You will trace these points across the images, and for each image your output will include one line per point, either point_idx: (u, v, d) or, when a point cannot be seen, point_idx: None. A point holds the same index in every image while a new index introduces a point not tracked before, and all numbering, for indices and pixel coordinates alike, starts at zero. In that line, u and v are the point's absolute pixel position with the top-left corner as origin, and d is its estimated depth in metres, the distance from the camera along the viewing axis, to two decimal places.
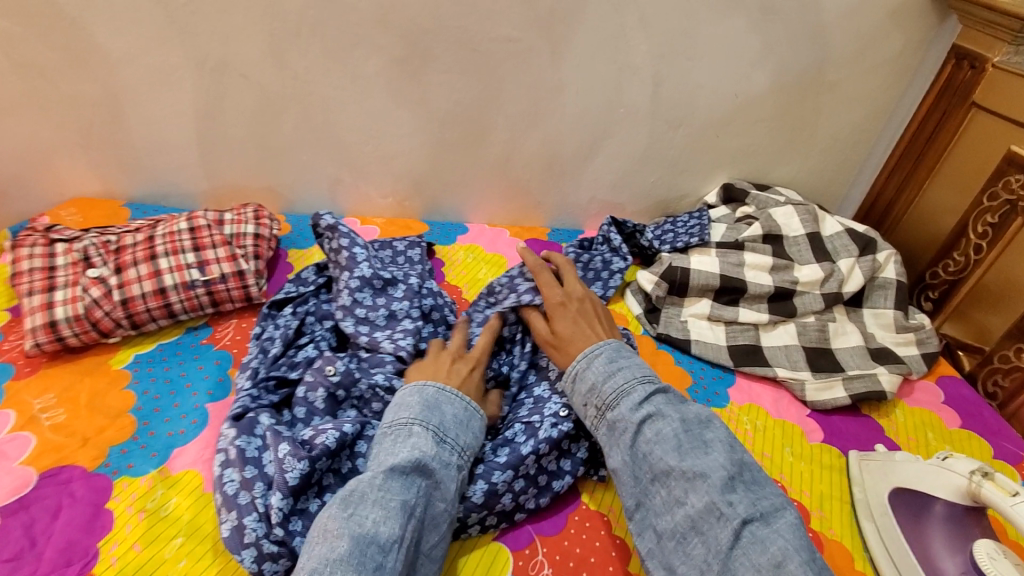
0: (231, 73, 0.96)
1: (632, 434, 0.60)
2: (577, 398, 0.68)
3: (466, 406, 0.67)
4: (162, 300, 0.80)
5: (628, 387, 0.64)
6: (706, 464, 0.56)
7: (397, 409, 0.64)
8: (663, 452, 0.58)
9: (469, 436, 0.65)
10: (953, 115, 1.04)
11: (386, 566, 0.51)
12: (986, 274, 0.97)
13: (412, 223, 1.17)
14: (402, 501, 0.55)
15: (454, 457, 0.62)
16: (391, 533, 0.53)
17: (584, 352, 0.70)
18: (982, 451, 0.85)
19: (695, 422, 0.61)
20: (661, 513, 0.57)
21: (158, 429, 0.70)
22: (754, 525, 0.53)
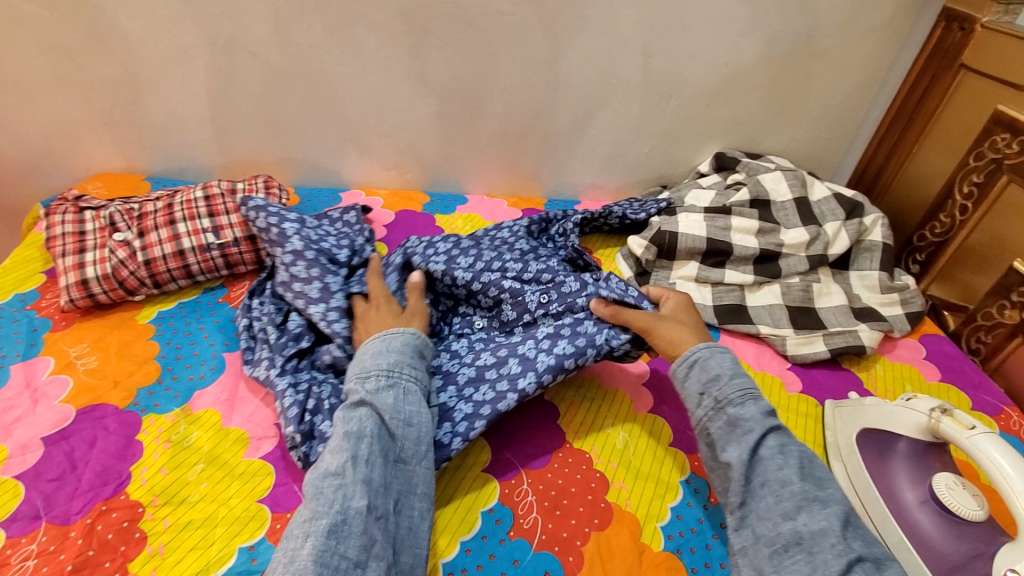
0: (240, 51, 1.02)
1: (760, 434, 0.62)
2: (694, 383, 0.69)
3: (381, 339, 0.72)
4: (181, 261, 0.87)
5: (754, 392, 0.67)
6: (826, 493, 0.58)
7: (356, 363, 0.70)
8: (782, 465, 0.60)
9: (395, 356, 0.70)
10: (943, 78, 1.05)
11: (346, 483, 0.57)
12: (971, 234, 0.99)
13: (414, 194, 1.22)
14: (344, 433, 0.61)
15: (384, 379, 0.67)
16: (340, 459, 0.59)
17: (708, 346, 0.73)
18: (960, 402, 0.88)
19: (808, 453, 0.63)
20: (764, 518, 0.58)
21: (179, 374, 0.78)
22: (866, 563, 0.54)
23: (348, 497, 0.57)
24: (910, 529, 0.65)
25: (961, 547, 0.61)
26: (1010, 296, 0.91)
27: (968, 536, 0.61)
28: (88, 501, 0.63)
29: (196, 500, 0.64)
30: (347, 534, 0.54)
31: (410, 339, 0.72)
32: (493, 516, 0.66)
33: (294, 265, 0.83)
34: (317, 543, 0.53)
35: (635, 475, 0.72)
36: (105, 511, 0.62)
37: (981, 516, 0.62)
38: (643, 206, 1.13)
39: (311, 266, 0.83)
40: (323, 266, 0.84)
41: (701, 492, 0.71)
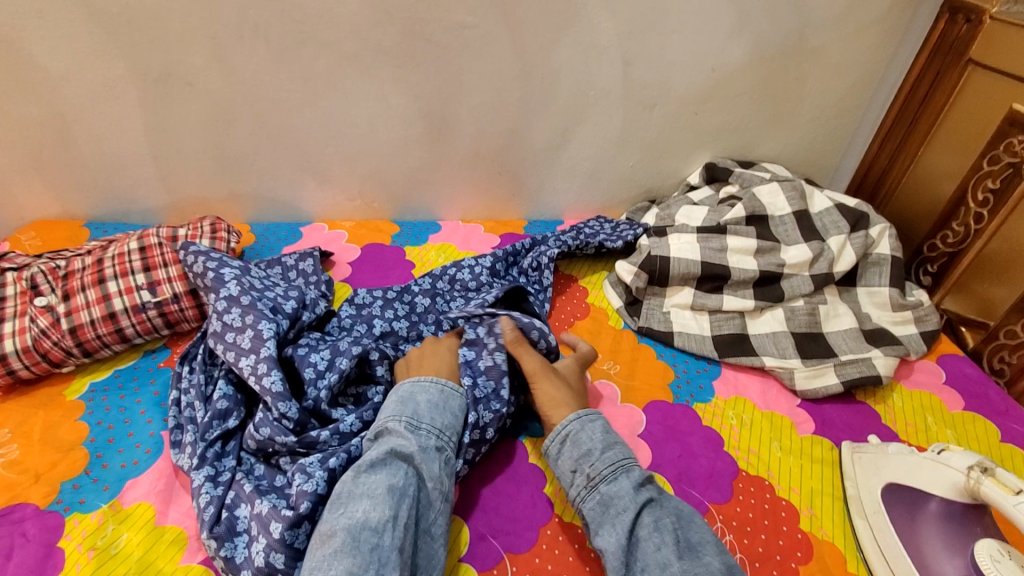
0: (177, 81, 0.93)
1: (632, 514, 0.57)
2: (566, 462, 0.65)
3: (441, 389, 0.68)
4: (112, 325, 0.77)
5: (627, 463, 0.63)
6: (704, 567, 0.53)
7: (407, 400, 0.66)
8: (659, 546, 0.55)
9: (448, 415, 0.66)
10: (948, 75, 0.97)
11: (383, 545, 0.52)
12: (988, 244, 0.91)
13: (382, 225, 1.13)
14: (389, 485, 0.57)
15: (434, 438, 0.63)
16: (382, 515, 0.54)
17: (577, 414, 0.68)
18: (987, 435, 0.80)
19: (681, 519, 0.58)
20: None
21: (111, 461, 0.68)
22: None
23: (382, 564, 0.51)
24: None
25: None
26: None
27: None
28: None
29: None
30: None
31: (465, 408, 0.69)
32: None
33: (228, 315, 0.73)
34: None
35: None
36: None
37: None
38: (620, 230, 1.06)
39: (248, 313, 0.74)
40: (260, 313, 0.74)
41: None
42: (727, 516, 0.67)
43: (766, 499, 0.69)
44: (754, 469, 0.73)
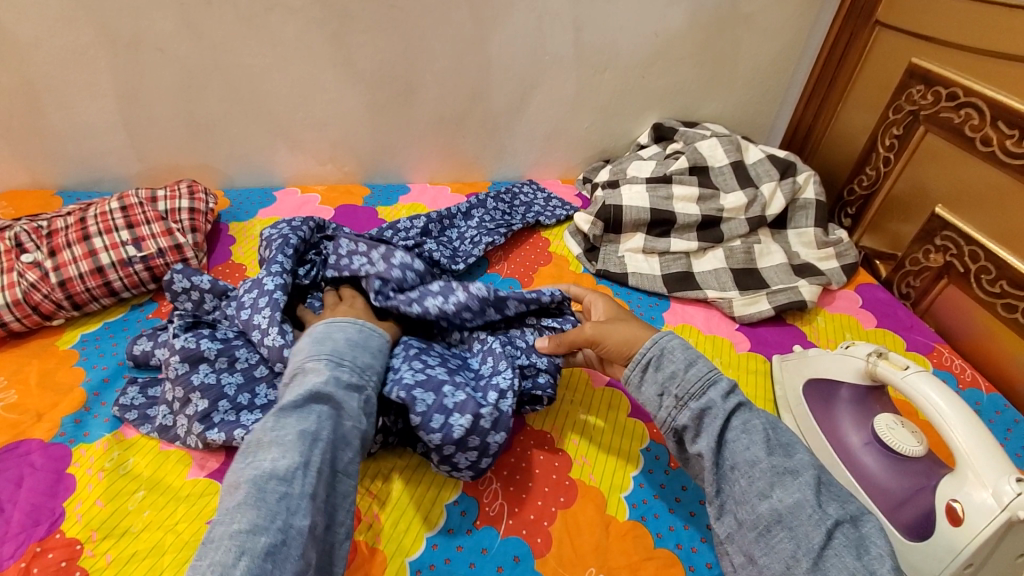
0: (146, 48, 0.96)
1: (722, 421, 0.56)
2: (651, 385, 0.61)
3: (361, 329, 0.66)
4: (101, 278, 0.82)
5: (714, 374, 0.59)
6: (795, 463, 0.54)
7: (323, 341, 0.62)
8: (748, 445, 0.55)
9: (365, 358, 0.63)
10: (861, 36, 1.09)
11: (294, 494, 0.48)
12: (895, 184, 1.04)
13: (353, 187, 1.18)
14: (300, 431, 0.52)
15: (356, 378, 0.60)
16: (292, 463, 0.50)
17: (655, 335, 0.64)
18: (895, 345, 0.93)
19: (772, 420, 0.58)
20: (743, 502, 0.53)
21: (110, 399, 0.73)
22: (845, 526, 0.50)
23: (292, 512, 0.47)
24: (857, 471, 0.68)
25: (906, 483, 0.63)
26: (934, 240, 0.96)
27: (910, 471, 0.64)
28: (20, 544, 0.58)
29: (137, 531, 0.60)
30: (286, 556, 0.45)
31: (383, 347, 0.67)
32: (459, 508, 0.65)
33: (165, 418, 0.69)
34: (251, 565, 0.43)
35: (597, 449, 0.73)
36: (39, 553, 0.58)
37: (921, 452, 0.64)
38: (553, 206, 1.15)
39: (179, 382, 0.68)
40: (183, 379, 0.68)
41: (661, 458, 0.72)
42: None
43: None
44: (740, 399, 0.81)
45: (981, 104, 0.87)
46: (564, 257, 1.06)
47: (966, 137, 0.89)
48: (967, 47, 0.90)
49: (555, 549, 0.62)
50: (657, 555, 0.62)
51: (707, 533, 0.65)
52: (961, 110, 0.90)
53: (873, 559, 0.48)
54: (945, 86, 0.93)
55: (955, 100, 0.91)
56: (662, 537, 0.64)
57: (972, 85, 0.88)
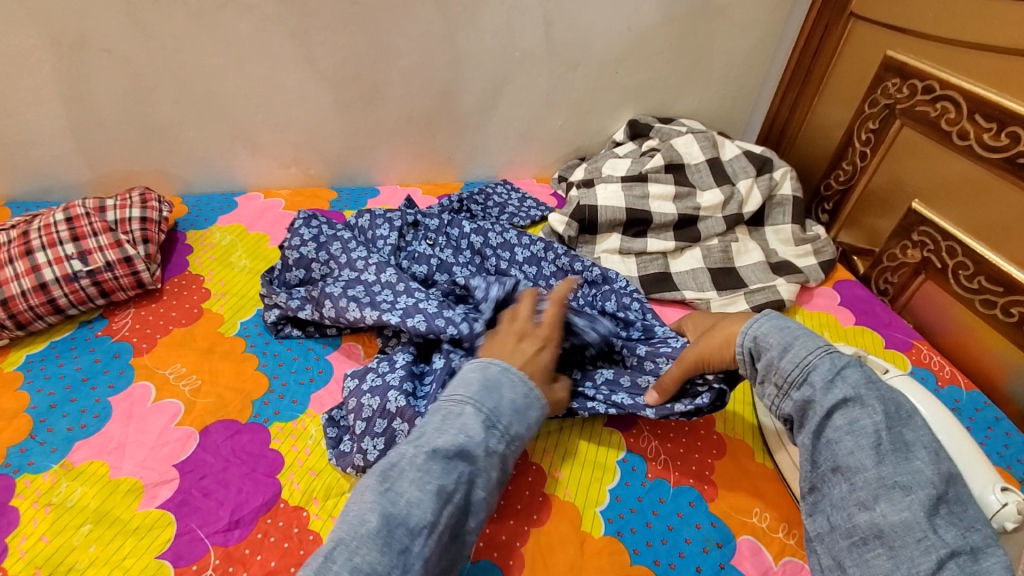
0: (91, 48, 0.90)
1: (818, 419, 0.55)
2: (754, 368, 0.60)
3: (528, 391, 0.55)
4: (45, 295, 0.77)
5: (813, 360, 0.56)
6: (912, 477, 0.50)
7: (490, 388, 0.54)
8: (853, 449, 0.52)
9: (526, 427, 0.54)
10: (835, 29, 1.08)
11: (413, 552, 0.44)
12: (871, 179, 1.02)
13: (320, 191, 1.14)
14: (439, 486, 0.47)
15: (502, 447, 0.51)
16: (422, 518, 0.46)
17: (752, 316, 0.62)
18: (874, 342, 0.91)
19: (896, 416, 0.54)
20: (839, 506, 0.53)
21: (56, 425, 0.68)
22: (961, 557, 0.47)
23: (405, 575, 0.43)
24: None
25: None
26: (912, 236, 0.95)
27: None
28: None
29: (84, 567, 0.56)
30: None
31: (540, 421, 0.56)
32: None
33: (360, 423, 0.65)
34: None
35: (572, 462, 0.70)
36: None
37: None
38: (527, 207, 1.10)
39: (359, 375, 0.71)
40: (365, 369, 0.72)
41: (638, 469, 0.70)
42: (654, 424, 0.75)
43: None
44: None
45: (958, 96, 0.85)
46: None
47: (944, 130, 0.88)
48: (942, 39, 0.88)
49: (527, 570, 0.60)
50: (633, 572, 0.60)
51: (686, 547, 0.63)
52: (937, 103, 0.89)
53: None
54: (920, 79, 0.91)
55: (931, 93, 0.90)
56: (639, 552, 0.62)
57: (949, 77, 0.87)
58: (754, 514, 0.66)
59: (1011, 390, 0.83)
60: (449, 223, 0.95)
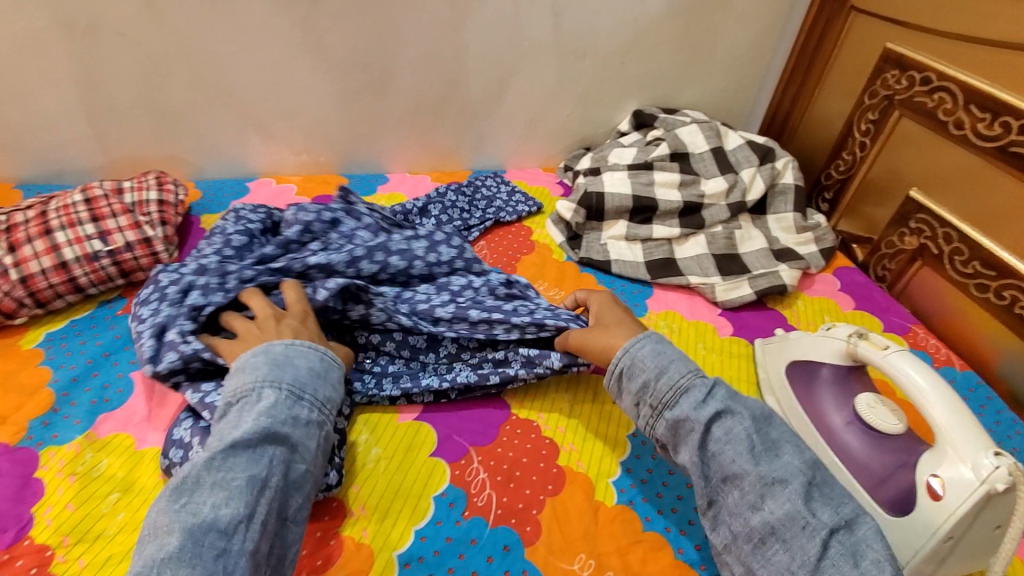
0: (106, 32, 0.92)
1: (700, 434, 0.56)
2: (629, 396, 0.63)
3: (322, 358, 0.64)
4: (65, 274, 0.78)
5: (686, 384, 0.60)
6: (784, 470, 0.54)
7: (279, 367, 0.60)
8: (733, 457, 0.55)
9: (329, 388, 0.62)
10: (836, 22, 1.10)
11: (231, 551, 0.47)
12: (871, 168, 1.05)
13: (330, 178, 1.15)
14: (248, 476, 0.51)
15: (313, 414, 0.59)
16: (235, 515, 0.49)
17: (628, 342, 0.66)
18: (873, 326, 0.94)
19: (762, 418, 0.59)
20: (736, 514, 0.54)
21: (79, 399, 0.70)
22: (840, 535, 0.51)
23: (228, 572, 0.46)
24: (839, 449, 0.68)
25: (888, 460, 0.64)
26: (909, 223, 0.97)
27: (891, 449, 0.65)
28: None
29: (113, 534, 0.58)
30: None
31: (343, 379, 0.65)
32: (446, 500, 0.64)
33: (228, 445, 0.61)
34: None
35: (584, 436, 0.72)
36: (6, 562, 0.55)
37: (899, 430, 0.65)
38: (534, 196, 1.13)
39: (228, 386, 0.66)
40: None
41: (648, 443, 0.72)
42: None
43: None
44: None
45: (953, 87, 0.88)
46: (547, 246, 1.04)
47: (940, 120, 0.91)
48: (940, 32, 0.91)
49: (545, 537, 0.62)
50: (646, 538, 0.63)
51: (695, 515, 0.65)
52: (934, 94, 0.91)
53: (871, 564, 0.49)
54: (919, 71, 0.94)
55: (928, 84, 0.92)
56: (650, 520, 0.64)
57: (945, 69, 0.89)
58: None
59: (1003, 370, 0.86)
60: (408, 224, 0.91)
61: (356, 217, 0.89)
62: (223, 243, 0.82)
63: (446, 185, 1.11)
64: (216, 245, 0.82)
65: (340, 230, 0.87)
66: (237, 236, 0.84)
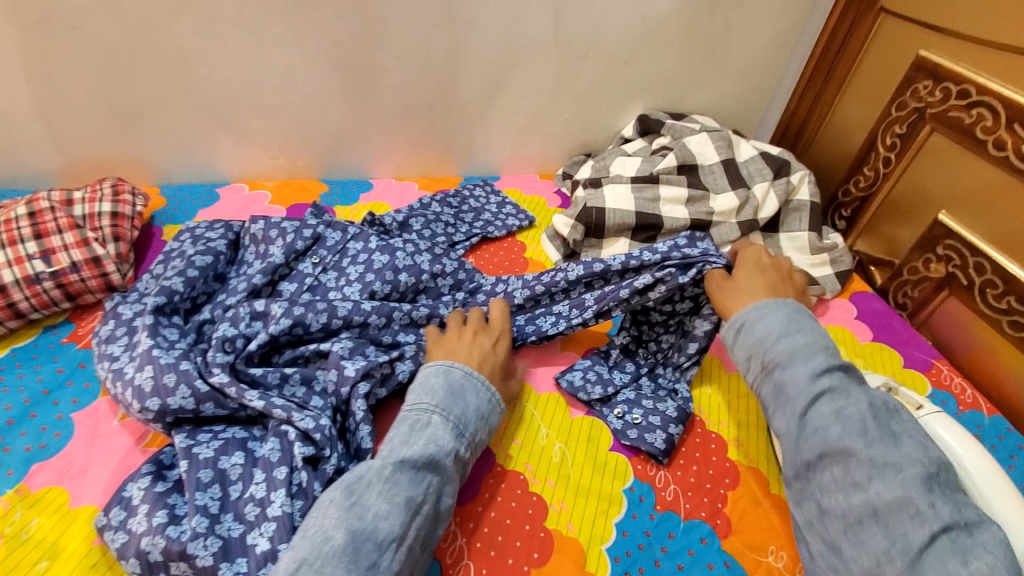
0: (57, 25, 0.82)
1: (804, 403, 0.54)
2: (741, 348, 0.62)
3: (489, 397, 0.63)
4: (2, 299, 0.70)
5: (806, 352, 0.57)
6: (901, 456, 0.49)
7: (453, 397, 0.60)
8: (838, 430, 0.51)
9: (485, 433, 0.61)
10: (862, 24, 1.01)
11: (381, 567, 0.48)
12: (895, 186, 0.97)
13: (309, 183, 1.07)
14: (410, 497, 0.51)
15: (466, 453, 0.58)
16: (390, 531, 0.49)
17: (754, 305, 0.64)
18: (893, 361, 0.87)
19: (883, 406, 0.53)
20: (831, 491, 0.50)
21: (12, 445, 0.62)
22: (955, 531, 0.44)
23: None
24: None
25: None
26: (936, 250, 0.89)
27: None
28: None
29: None
30: None
31: (498, 426, 0.64)
32: None
33: (175, 530, 0.51)
34: None
35: (576, 493, 0.65)
36: None
37: None
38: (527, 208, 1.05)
39: (224, 445, 0.59)
40: (238, 439, 0.60)
41: (646, 500, 0.65)
42: (663, 451, 0.70)
43: (696, 433, 0.72)
44: (727, 432, 0.73)
45: (995, 103, 0.79)
46: (542, 265, 0.96)
47: (978, 139, 0.82)
48: (980, 40, 0.82)
49: None
50: None
51: None
52: (972, 109, 0.83)
53: (985, 565, 0.41)
54: (955, 83, 0.85)
55: (965, 98, 0.84)
56: None
57: (986, 81, 0.81)
58: (770, 553, 0.62)
59: None
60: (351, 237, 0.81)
61: (340, 230, 0.82)
62: (185, 265, 0.73)
63: (431, 195, 1.03)
64: (178, 266, 0.73)
65: (325, 245, 0.80)
66: (200, 257, 0.75)
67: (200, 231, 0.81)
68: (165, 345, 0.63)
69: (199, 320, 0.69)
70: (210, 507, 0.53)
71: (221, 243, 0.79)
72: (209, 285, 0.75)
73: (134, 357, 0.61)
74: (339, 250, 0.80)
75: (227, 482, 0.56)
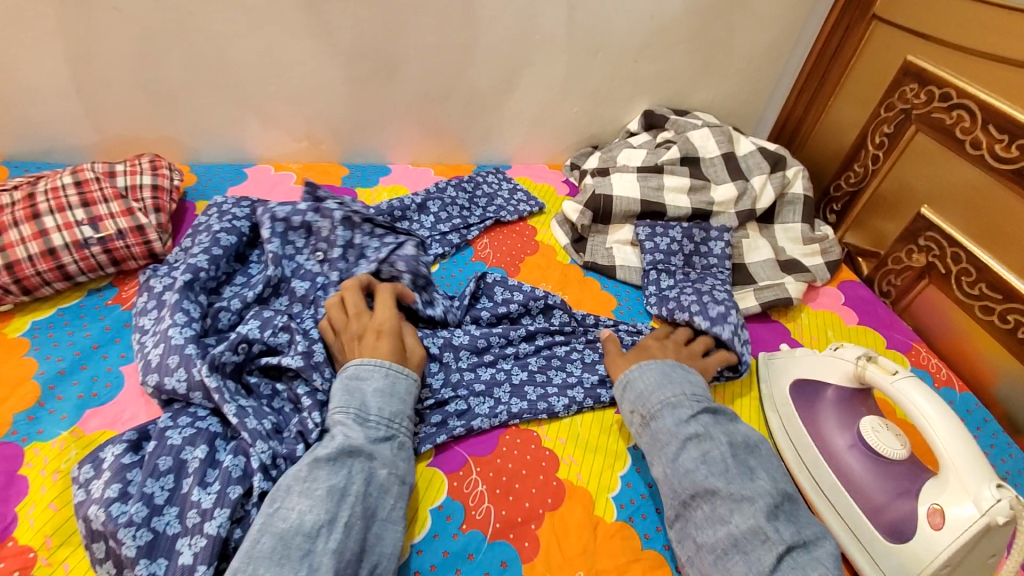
0: (101, 7, 0.87)
1: (676, 448, 0.64)
2: (624, 402, 0.72)
3: (386, 373, 0.66)
4: (52, 261, 0.75)
5: (674, 401, 0.68)
6: (754, 488, 0.59)
7: (353, 390, 0.64)
8: (706, 473, 0.60)
9: (400, 403, 0.65)
10: (856, 29, 1.08)
11: (315, 551, 0.52)
12: (882, 182, 1.03)
13: (330, 167, 1.12)
14: (329, 486, 0.56)
15: (382, 430, 0.62)
16: (318, 519, 0.53)
17: (638, 363, 0.74)
18: (876, 342, 0.93)
19: (743, 445, 0.64)
20: (703, 526, 0.58)
21: (65, 393, 0.67)
22: (796, 551, 0.55)
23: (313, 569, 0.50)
24: (840, 472, 0.68)
25: (889, 487, 0.64)
26: (918, 240, 0.96)
27: (894, 475, 0.65)
28: None
29: None
30: None
31: (411, 388, 0.68)
32: (444, 512, 0.63)
33: (118, 507, 0.55)
34: None
35: (585, 449, 0.71)
36: None
37: (902, 454, 0.65)
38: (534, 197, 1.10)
39: (193, 436, 0.62)
40: (209, 433, 0.63)
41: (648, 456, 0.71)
42: None
43: None
44: (723, 401, 0.79)
45: (972, 106, 0.86)
46: (552, 247, 1.03)
47: (957, 138, 0.89)
48: (961, 47, 0.89)
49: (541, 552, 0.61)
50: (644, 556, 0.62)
51: None
52: (953, 111, 0.90)
53: None
54: (938, 86, 0.92)
55: (947, 100, 0.91)
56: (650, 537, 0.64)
57: (965, 86, 0.88)
58: None
59: (1001, 393, 0.86)
60: (349, 222, 0.87)
61: (328, 217, 0.85)
62: (211, 242, 0.79)
63: (446, 180, 1.08)
64: (205, 244, 0.78)
65: (320, 236, 0.85)
66: (224, 236, 0.80)
67: (228, 209, 0.85)
68: (183, 323, 0.70)
69: (216, 304, 0.74)
70: (155, 497, 0.57)
71: (244, 223, 0.84)
72: (231, 265, 0.80)
73: (156, 334, 0.70)
74: (333, 240, 0.85)
75: (182, 474, 0.59)
